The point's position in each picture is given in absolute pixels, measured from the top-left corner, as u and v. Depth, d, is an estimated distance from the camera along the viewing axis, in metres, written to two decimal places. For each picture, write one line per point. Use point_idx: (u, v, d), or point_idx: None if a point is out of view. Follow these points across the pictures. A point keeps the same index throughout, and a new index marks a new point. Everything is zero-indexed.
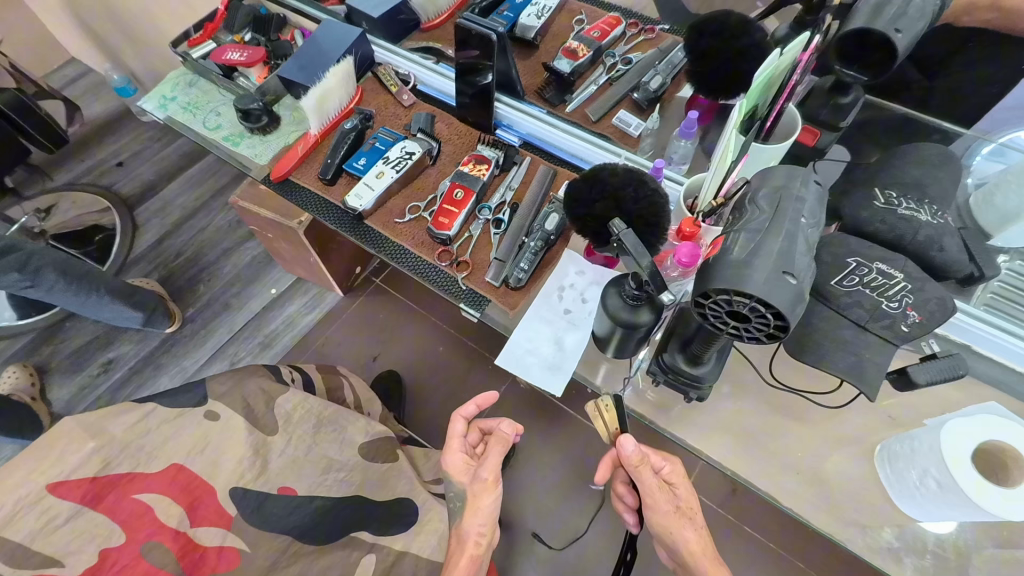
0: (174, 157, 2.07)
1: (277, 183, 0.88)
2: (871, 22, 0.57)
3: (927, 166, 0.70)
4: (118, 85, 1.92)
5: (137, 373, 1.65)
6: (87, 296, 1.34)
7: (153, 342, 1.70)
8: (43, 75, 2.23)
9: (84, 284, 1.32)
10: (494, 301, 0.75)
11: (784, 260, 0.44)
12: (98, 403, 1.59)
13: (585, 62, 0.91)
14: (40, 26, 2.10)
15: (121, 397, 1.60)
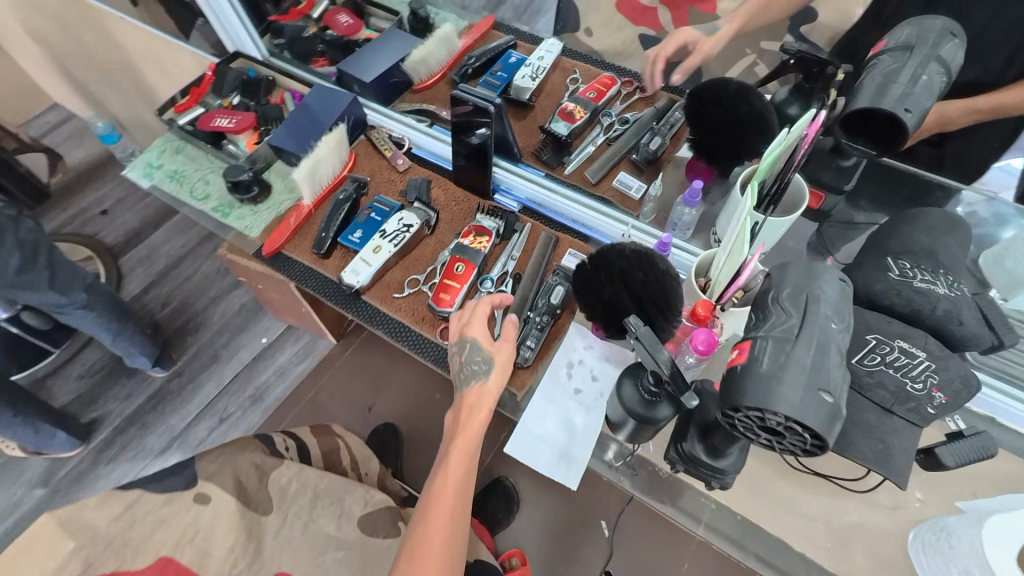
0: (160, 203, 2.03)
1: (269, 258, 0.85)
2: (878, 103, 0.56)
3: (938, 232, 0.69)
4: (102, 132, 1.88)
5: (122, 433, 1.57)
6: (119, 326, 1.44)
7: (139, 399, 1.63)
8: (24, 122, 2.18)
9: (118, 314, 1.43)
10: (502, 382, 0.72)
11: (818, 375, 0.41)
12: (81, 467, 1.52)
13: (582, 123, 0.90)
14: (21, 74, 2.06)
15: (105, 461, 1.52)
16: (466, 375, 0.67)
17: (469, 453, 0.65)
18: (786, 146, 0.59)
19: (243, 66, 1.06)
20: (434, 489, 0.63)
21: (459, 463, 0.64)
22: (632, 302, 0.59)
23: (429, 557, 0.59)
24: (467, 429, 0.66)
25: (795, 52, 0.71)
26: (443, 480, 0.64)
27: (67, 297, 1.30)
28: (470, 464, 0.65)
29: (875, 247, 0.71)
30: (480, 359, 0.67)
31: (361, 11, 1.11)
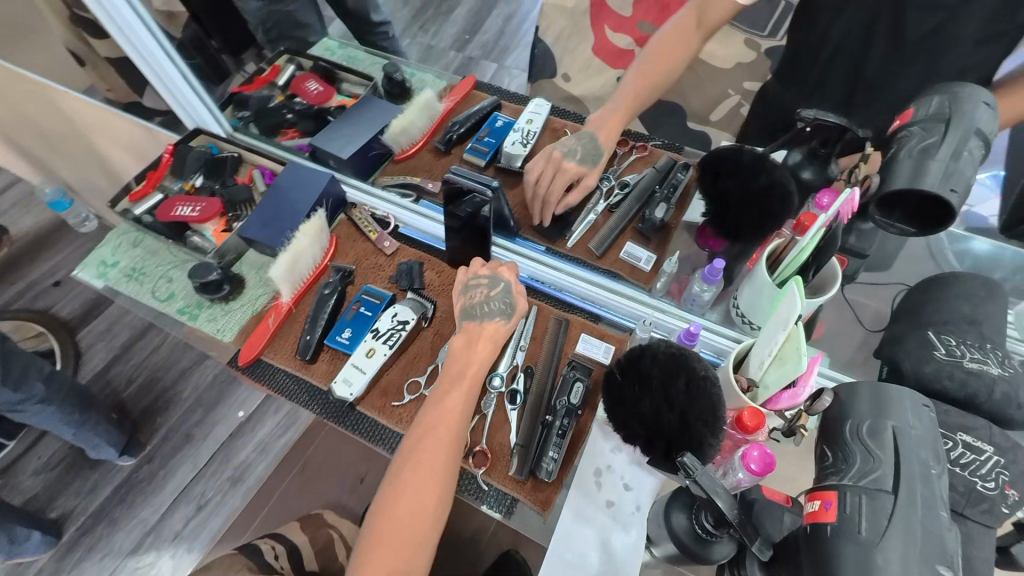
0: None
1: (245, 367, 0.76)
2: (918, 184, 0.52)
3: (976, 300, 0.65)
4: (52, 199, 1.73)
5: (87, 534, 1.40)
6: (81, 418, 1.30)
7: (104, 492, 1.46)
8: None
9: (82, 405, 1.30)
10: (523, 500, 0.64)
11: (933, 546, 0.34)
12: None
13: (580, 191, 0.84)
14: None
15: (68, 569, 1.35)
16: (471, 310, 0.70)
17: (471, 385, 0.67)
18: (819, 232, 0.56)
19: (204, 144, 0.98)
20: (429, 420, 0.65)
21: (463, 385, 0.67)
22: (674, 419, 0.51)
23: (414, 477, 0.62)
24: (477, 357, 0.69)
25: (813, 120, 0.65)
26: (442, 393, 0.67)
27: (21, 391, 1.16)
28: (471, 397, 0.67)
29: (912, 317, 0.67)
30: (507, 300, 0.71)
31: (332, 76, 1.04)
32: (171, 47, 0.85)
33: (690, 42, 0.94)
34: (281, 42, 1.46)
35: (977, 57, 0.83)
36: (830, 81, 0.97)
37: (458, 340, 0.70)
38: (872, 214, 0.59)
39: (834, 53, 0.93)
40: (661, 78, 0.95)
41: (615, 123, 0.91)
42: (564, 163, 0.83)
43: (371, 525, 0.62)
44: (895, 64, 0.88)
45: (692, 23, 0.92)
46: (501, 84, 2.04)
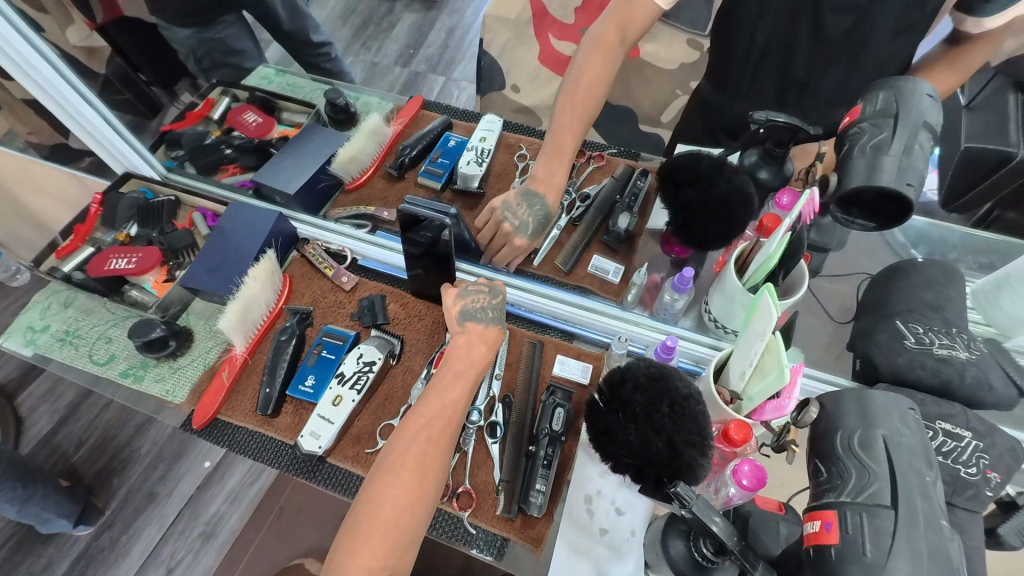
0: None
1: (201, 430, 0.70)
2: (876, 180, 0.52)
3: (937, 287, 0.66)
4: None
5: None
6: (32, 492, 1.19)
7: (60, 568, 1.33)
8: None
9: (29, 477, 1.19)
10: (514, 539, 0.61)
11: (940, 563, 0.33)
12: None
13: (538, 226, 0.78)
14: None
15: None
16: (472, 312, 0.69)
17: (471, 384, 0.65)
18: (786, 236, 0.55)
19: (136, 189, 0.91)
20: (409, 436, 0.60)
21: (451, 403, 0.63)
22: (663, 445, 0.49)
23: (406, 472, 0.58)
24: (465, 375, 0.65)
25: (766, 122, 0.65)
26: (427, 408, 0.63)
27: None
28: (459, 418, 0.63)
29: (878, 308, 0.68)
30: (495, 309, 0.70)
31: (271, 106, 0.99)
32: (85, 88, 0.78)
33: (615, 57, 0.89)
34: (215, 71, 1.39)
35: (908, 46, 0.86)
36: (774, 77, 0.99)
37: (459, 339, 0.67)
38: (835, 211, 0.59)
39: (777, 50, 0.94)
40: (596, 101, 0.89)
41: (560, 166, 0.83)
42: (513, 237, 0.77)
43: (352, 520, 0.56)
44: (834, 58, 0.90)
45: (615, 40, 0.87)
46: (450, 96, 2.01)
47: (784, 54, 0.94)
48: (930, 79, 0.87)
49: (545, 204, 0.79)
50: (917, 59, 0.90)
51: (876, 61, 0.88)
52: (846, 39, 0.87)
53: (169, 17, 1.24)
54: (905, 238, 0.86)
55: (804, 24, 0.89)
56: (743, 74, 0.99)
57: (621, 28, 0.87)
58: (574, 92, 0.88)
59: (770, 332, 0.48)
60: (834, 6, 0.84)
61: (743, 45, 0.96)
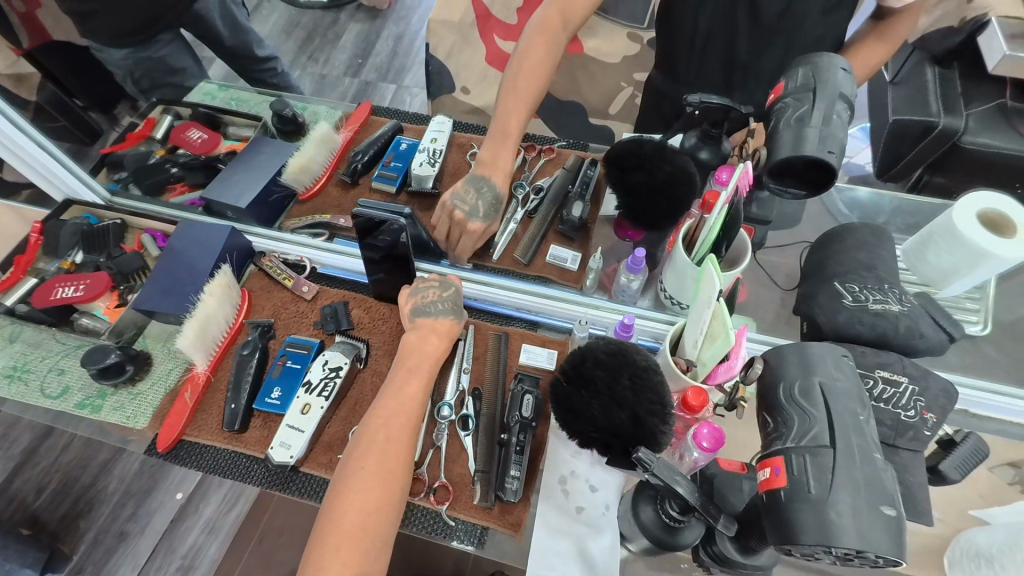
0: None
1: (166, 454, 0.68)
2: (801, 150, 0.56)
3: (869, 247, 0.70)
4: None
5: None
6: None
7: None
8: None
9: None
10: (494, 528, 0.62)
11: (875, 490, 0.36)
12: None
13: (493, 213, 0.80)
14: None
15: None
16: (422, 308, 0.72)
17: (425, 380, 0.67)
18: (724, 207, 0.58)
19: (79, 215, 0.88)
20: (368, 435, 0.62)
21: (406, 400, 0.65)
22: (626, 417, 0.51)
23: (369, 475, 0.59)
24: (419, 373, 0.67)
25: (700, 104, 0.68)
26: (381, 407, 0.64)
27: None
28: (416, 413, 0.64)
29: (819, 272, 0.72)
30: (446, 304, 0.72)
31: (216, 121, 0.97)
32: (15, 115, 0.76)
33: (558, 42, 0.93)
34: (156, 90, 1.35)
35: (831, 25, 0.91)
36: (712, 62, 1.03)
37: (411, 336, 0.70)
38: (769, 183, 0.62)
39: (712, 38, 0.99)
40: (540, 81, 0.92)
41: (506, 148, 0.86)
42: (467, 223, 0.78)
43: (322, 531, 0.56)
44: (764, 42, 0.95)
45: (558, 23, 0.92)
46: (402, 103, 2.01)
47: (720, 40, 0.98)
48: (858, 52, 0.93)
49: (493, 187, 0.81)
50: (841, 38, 0.95)
51: (807, 41, 0.92)
52: (776, 22, 0.91)
53: (104, 39, 1.19)
54: (847, 208, 0.91)
55: (736, 11, 0.93)
56: (691, 54, 1.03)
57: (562, 14, 0.92)
58: (519, 72, 0.91)
59: (716, 291, 0.51)
60: None
61: (680, 34, 1.00)
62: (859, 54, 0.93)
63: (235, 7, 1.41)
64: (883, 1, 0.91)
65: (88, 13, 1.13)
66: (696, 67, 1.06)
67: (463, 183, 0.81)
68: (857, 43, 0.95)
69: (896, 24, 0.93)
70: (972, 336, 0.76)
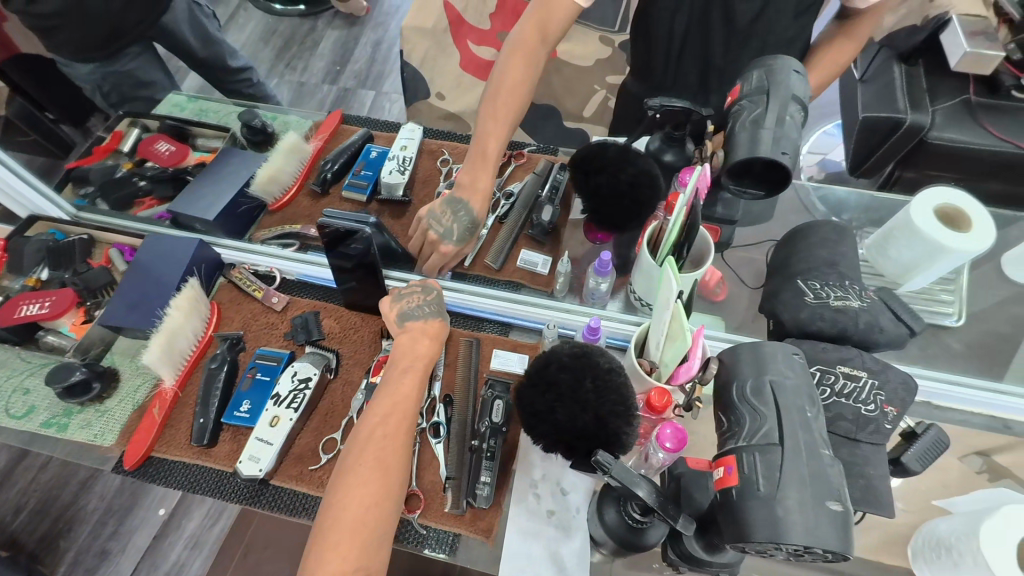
0: None
1: (134, 471, 0.67)
2: (756, 151, 0.57)
3: (831, 244, 0.71)
4: None
5: None
6: None
7: None
8: None
9: None
10: (466, 534, 0.62)
11: (820, 486, 0.37)
12: None
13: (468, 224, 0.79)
14: None
15: None
16: (409, 312, 0.71)
17: (420, 377, 0.66)
18: (682, 212, 0.59)
19: (44, 231, 0.87)
20: (366, 433, 0.61)
21: (400, 399, 0.64)
22: (589, 419, 0.52)
23: (367, 469, 0.58)
24: (409, 373, 0.66)
25: (661, 107, 0.69)
26: (383, 403, 0.64)
27: None
28: (413, 412, 0.64)
29: (783, 270, 0.73)
30: (431, 306, 0.72)
31: (184, 133, 0.97)
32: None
33: (538, 58, 0.93)
34: (126, 105, 1.34)
35: (800, 28, 0.92)
36: (682, 64, 1.04)
37: (402, 338, 0.69)
38: (729, 184, 0.63)
39: (689, 41, 0.99)
40: (520, 99, 0.92)
41: (485, 169, 0.85)
42: (440, 245, 0.78)
43: (319, 529, 0.56)
44: (731, 44, 0.96)
45: (536, 40, 0.91)
46: (382, 109, 2.00)
47: (689, 42, 0.99)
48: (827, 53, 0.95)
49: (470, 209, 0.81)
50: (809, 39, 0.97)
51: (778, 42, 0.93)
52: (745, 25, 0.92)
53: (68, 54, 1.17)
54: (827, 207, 0.91)
55: (704, 14, 0.94)
56: (668, 60, 1.03)
57: (541, 29, 0.90)
58: (497, 91, 0.91)
59: (675, 290, 0.52)
60: None
61: (650, 36, 1.01)
62: (827, 56, 0.95)
63: (205, 18, 1.40)
64: (850, 3, 0.92)
65: (52, 29, 1.11)
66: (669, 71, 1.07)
67: (441, 205, 0.80)
68: (824, 45, 0.97)
69: (861, 24, 0.94)
70: (947, 325, 0.79)
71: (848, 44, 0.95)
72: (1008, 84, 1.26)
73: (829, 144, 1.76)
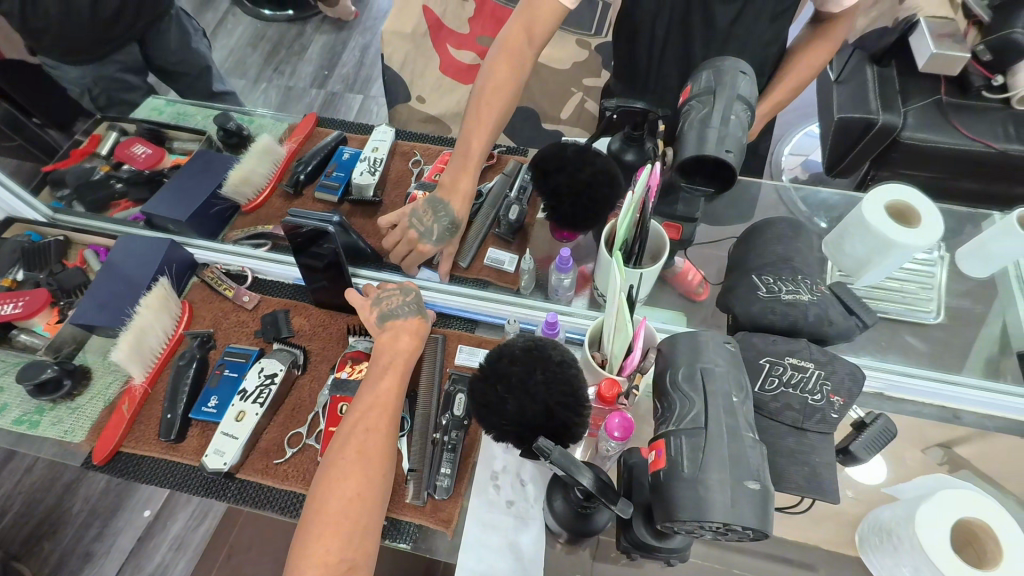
0: None
1: (103, 466, 0.69)
2: (701, 150, 0.59)
3: (786, 240, 0.73)
4: None
5: None
6: None
7: None
8: None
9: None
10: (426, 524, 0.64)
11: (739, 467, 0.39)
12: None
13: (444, 229, 0.82)
14: None
15: None
16: (389, 312, 0.73)
17: (401, 374, 0.68)
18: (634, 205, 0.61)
19: (19, 232, 0.88)
20: (349, 430, 0.63)
21: (383, 396, 0.65)
22: (538, 409, 0.54)
23: (348, 465, 0.60)
24: (391, 370, 0.68)
25: (617, 107, 0.70)
26: (366, 399, 0.65)
27: None
28: (395, 407, 0.65)
29: (742, 266, 0.74)
30: (412, 302, 0.74)
31: (160, 136, 0.98)
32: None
33: (524, 59, 0.94)
34: (114, 107, 1.36)
35: (773, 30, 0.94)
36: (657, 66, 1.06)
37: (383, 337, 0.71)
38: (681, 182, 0.65)
39: (664, 42, 1.01)
40: (503, 102, 0.94)
41: (467, 172, 0.86)
42: (419, 244, 0.81)
43: (306, 523, 0.58)
44: (701, 47, 0.98)
45: (522, 39, 0.92)
46: (369, 113, 2.02)
47: (661, 42, 1.01)
48: (800, 58, 0.98)
49: (451, 211, 0.83)
50: (783, 43, 0.98)
51: (757, 46, 0.96)
52: (716, 28, 0.94)
53: (55, 58, 1.20)
54: (806, 206, 0.92)
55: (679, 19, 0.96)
56: (641, 62, 1.05)
57: (527, 31, 0.92)
58: (483, 92, 0.93)
59: (620, 280, 0.54)
60: None
61: (626, 37, 1.03)
62: (802, 59, 0.98)
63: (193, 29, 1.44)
64: (822, 7, 0.95)
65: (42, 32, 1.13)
66: (647, 74, 1.08)
67: (422, 203, 0.83)
68: (798, 48, 1.00)
69: (836, 27, 0.96)
70: (923, 322, 0.80)
71: (823, 47, 0.97)
72: (979, 85, 1.29)
73: (810, 145, 1.78)
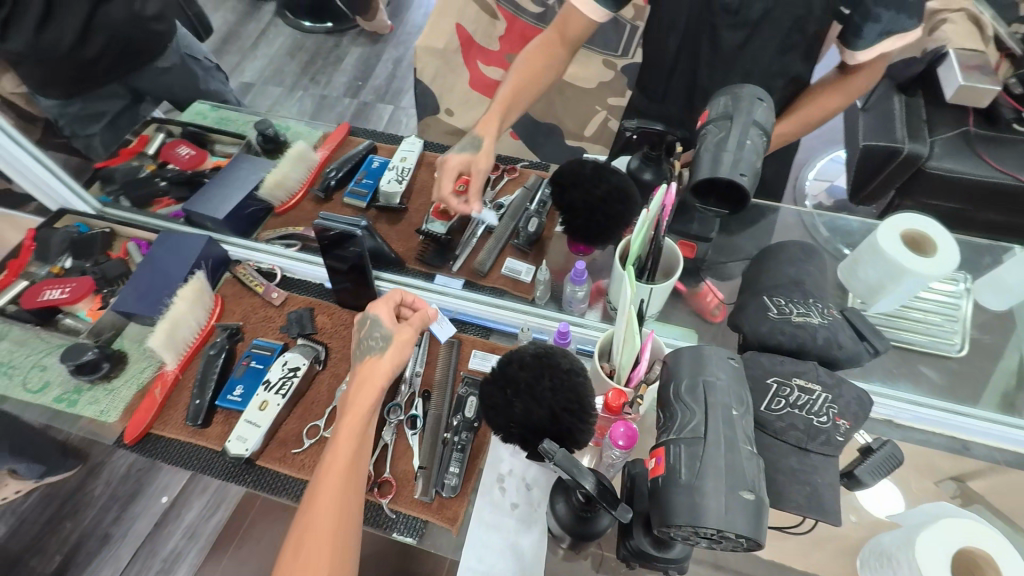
0: None
1: (132, 445, 0.73)
2: (715, 173, 0.61)
3: (798, 262, 0.75)
4: None
5: None
6: None
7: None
8: None
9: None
10: (433, 520, 0.66)
11: (735, 476, 0.41)
12: None
13: (457, 218, 0.90)
14: None
15: None
16: (359, 354, 0.67)
17: (358, 440, 0.62)
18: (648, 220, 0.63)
19: (69, 224, 0.95)
20: (306, 506, 0.59)
21: (340, 464, 0.61)
22: (545, 414, 0.56)
23: (309, 548, 0.56)
24: (348, 433, 0.62)
25: (637, 128, 0.73)
26: (324, 474, 0.60)
27: None
28: (351, 479, 0.60)
29: (753, 286, 0.76)
30: (378, 336, 0.68)
31: (203, 140, 1.04)
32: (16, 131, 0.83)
33: (559, 58, 0.99)
34: None
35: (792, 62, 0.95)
36: (679, 87, 1.09)
37: (347, 394, 0.66)
38: (694, 202, 0.67)
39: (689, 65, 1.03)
40: (533, 87, 0.99)
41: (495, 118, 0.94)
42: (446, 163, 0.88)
43: None
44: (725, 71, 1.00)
45: (558, 40, 0.98)
46: (399, 123, 2.08)
47: (686, 65, 1.03)
48: (815, 98, 0.99)
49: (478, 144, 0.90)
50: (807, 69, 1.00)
51: (764, 74, 0.96)
52: (741, 52, 0.96)
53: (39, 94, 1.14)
54: (826, 230, 0.93)
55: (697, 42, 0.99)
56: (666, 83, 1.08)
57: (563, 33, 0.96)
58: (520, 73, 0.99)
59: (630, 291, 0.56)
60: (730, 26, 0.93)
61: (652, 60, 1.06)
62: (819, 98, 0.98)
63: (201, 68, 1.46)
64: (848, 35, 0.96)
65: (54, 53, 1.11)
66: (668, 95, 1.11)
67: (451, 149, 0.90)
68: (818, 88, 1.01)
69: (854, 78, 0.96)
70: (949, 356, 0.80)
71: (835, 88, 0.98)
72: (1007, 118, 1.29)
73: (835, 171, 1.78)
